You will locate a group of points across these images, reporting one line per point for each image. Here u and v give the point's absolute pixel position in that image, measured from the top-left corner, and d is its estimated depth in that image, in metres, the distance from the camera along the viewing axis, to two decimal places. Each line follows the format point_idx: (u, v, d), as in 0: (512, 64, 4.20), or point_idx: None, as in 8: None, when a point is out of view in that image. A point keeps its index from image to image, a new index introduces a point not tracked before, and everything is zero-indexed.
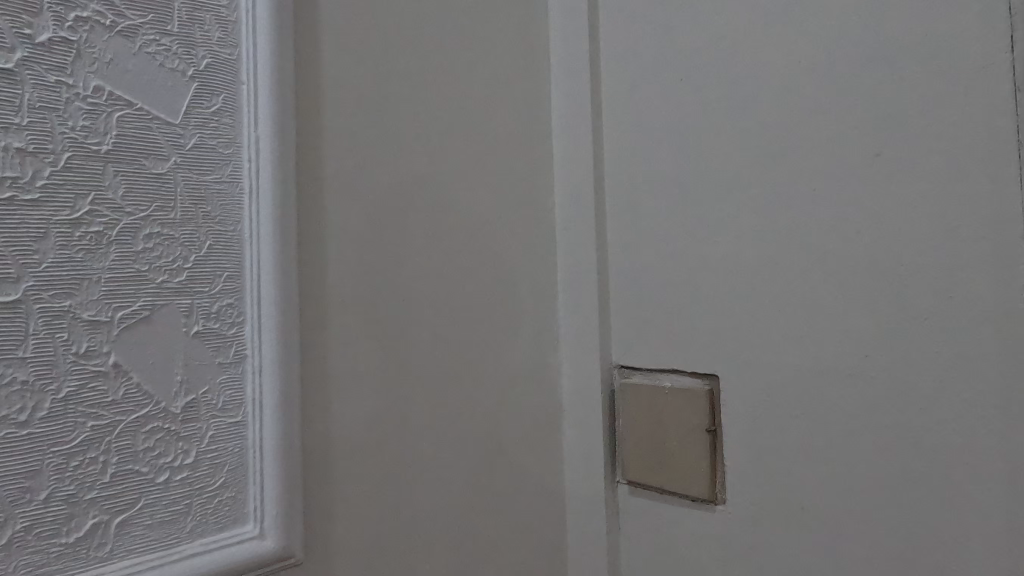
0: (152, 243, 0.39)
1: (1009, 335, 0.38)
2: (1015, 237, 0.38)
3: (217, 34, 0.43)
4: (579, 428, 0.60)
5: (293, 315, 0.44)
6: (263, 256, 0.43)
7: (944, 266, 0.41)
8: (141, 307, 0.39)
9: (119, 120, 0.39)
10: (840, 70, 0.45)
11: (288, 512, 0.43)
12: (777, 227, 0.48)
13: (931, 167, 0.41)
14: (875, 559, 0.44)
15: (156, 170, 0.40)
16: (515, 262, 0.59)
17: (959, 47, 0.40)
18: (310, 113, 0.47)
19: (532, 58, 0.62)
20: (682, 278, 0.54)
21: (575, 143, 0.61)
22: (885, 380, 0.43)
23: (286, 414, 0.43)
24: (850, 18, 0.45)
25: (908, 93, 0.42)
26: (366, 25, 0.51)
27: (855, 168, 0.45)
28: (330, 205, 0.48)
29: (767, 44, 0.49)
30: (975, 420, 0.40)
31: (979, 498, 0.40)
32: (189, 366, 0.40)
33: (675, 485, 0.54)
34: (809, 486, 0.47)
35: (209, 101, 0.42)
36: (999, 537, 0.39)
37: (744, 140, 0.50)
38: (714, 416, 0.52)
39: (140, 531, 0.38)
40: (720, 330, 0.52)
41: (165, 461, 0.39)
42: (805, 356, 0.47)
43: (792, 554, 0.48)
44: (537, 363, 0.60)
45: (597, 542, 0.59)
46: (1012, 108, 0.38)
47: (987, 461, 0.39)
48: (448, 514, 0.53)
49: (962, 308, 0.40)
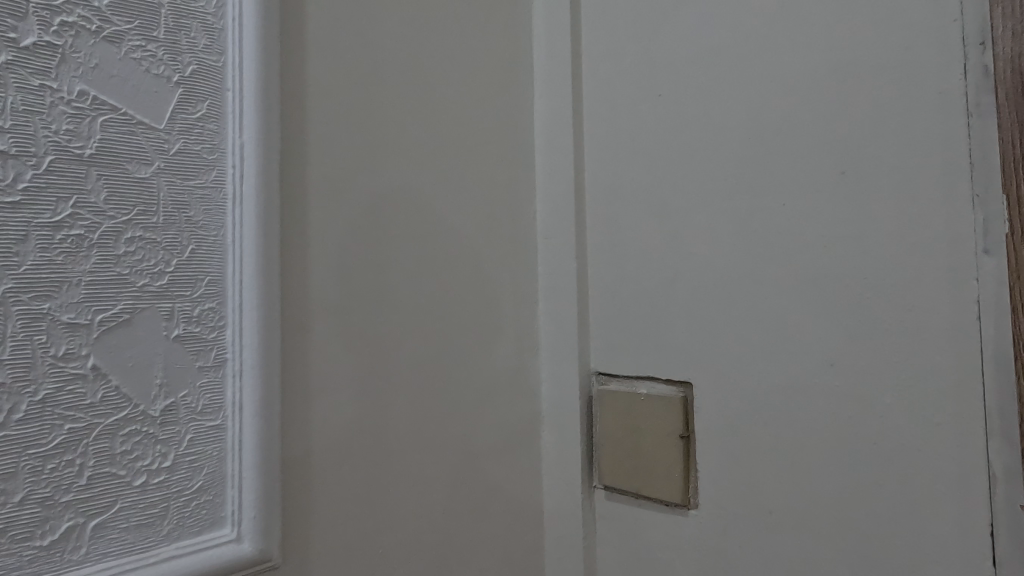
0: (133, 247, 0.40)
1: (965, 351, 0.40)
2: (973, 256, 0.39)
3: (203, 41, 0.43)
4: (557, 433, 0.61)
5: (274, 322, 0.44)
6: (246, 263, 0.44)
7: (904, 282, 0.42)
8: (122, 311, 0.39)
9: (103, 124, 0.39)
10: (812, 88, 0.46)
11: (267, 517, 0.44)
12: (748, 240, 0.49)
13: (892, 186, 0.42)
14: (836, 565, 0.45)
15: (139, 174, 0.40)
16: (496, 269, 0.60)
17: (919, 71, 0.41)
18: (295, 120, 0.47)
19: (517, 67, 0.63)
20: (658, 287, 0.55)
21: (558, 153, 0.62)
22: (849, 393, 0.44)
23: (265, 419, 0.44)
24: (820, 39, 0.46)
25: (872, 114, 0.43)
26: (351, 33, 0.51)
27: (821, 186, 0.46)
28: (313, 212, 0.48)
29: (741, 61, 0.50)
30: (931, 432, 0.41)
31: (933, 508, 0.41)
32: (168, 371, 0.41)
33: (649, 490, 0.55)
34: (775, 493, 0.48)
35: (195, 106, 0.43)
36: (951, 544, 0.40)
37: (717, 155, 0.51)
38: (688, 423, 0.53)
39: (116, 535, 0.38)
40: (693, 340, 0.53)
41: (142, 464, 0.39)
42: (774, 368, 0.48)
43: (758, 559, 0.49)
44: (517, 368, 0.61)
45: (573, 545, 0.60)
46: (965, 132, 0.40)
47: (941, 472, 0.41)
48: (426, 517, 0.54)
49: (919, 324, 0.41)
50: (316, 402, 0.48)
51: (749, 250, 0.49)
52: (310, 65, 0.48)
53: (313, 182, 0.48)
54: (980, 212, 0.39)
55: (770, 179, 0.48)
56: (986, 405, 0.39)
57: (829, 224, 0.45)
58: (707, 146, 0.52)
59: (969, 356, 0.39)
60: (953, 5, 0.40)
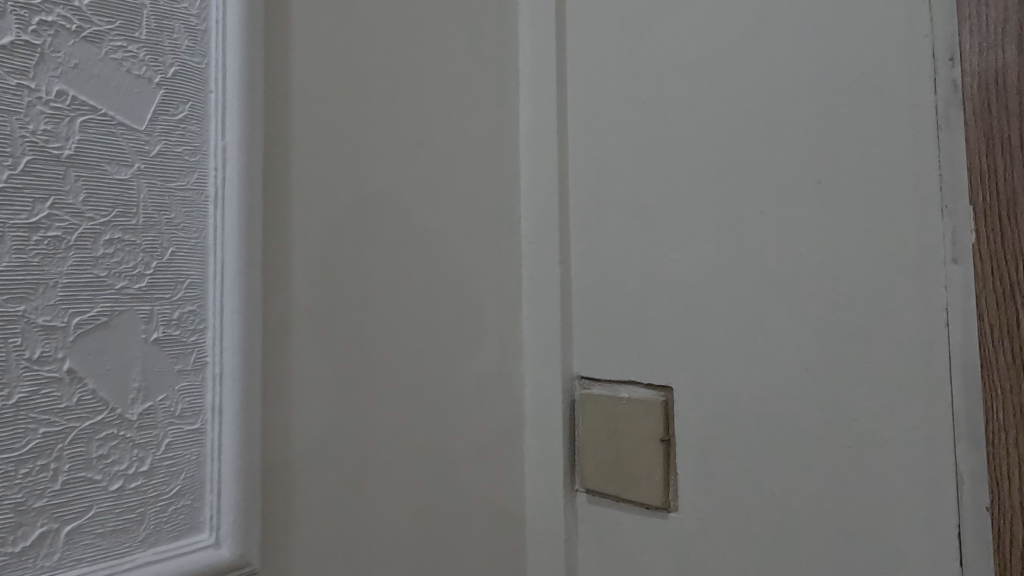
0: (112, 249, 0.39)
1: (934, 358, 0.41)
2: (942, 265, 0.40)
3: (186, 42, 0.43)
4: (540, 436, 0.62)
5: (255, 325, 0.44)
6: (227, 265, 0.43)
7: (876, 290, 0.43)
8: (99, 313, 0.39)
9: (83, 125, 0.39)
10: (789, 99, 0.47)
11: (246, 521, 0.43)
12: (727, 246, 0.50)
13: (865, 196, 0.44)
14: (811, 566, 0.46)
15: (119, 176, 0.40)
16: (479, 272, 0.61)
17: (890, 85, 0.43)
18: (278, 123, 0.47)
19: (503, 74, 0.64)
20: (640, 292, 0.56)
21: (543, 158, 0.62)
22: (825, 398, 0.45)
23: (245, 423, 0.43)
24: (796, 52, 0.47)
25: (846, 126, 0.44)
26: (335, 37, 0.51)
27: (798, 194, 0.47)
28: (297, 215, 0.48)
29: (721, 72, 0.51)
30: (902, 436, 0.42)
31: (903, 510, 0.42)
32: (147, 374, 0.40)
33: (630, 492, 0.55)
34: (753, 495, 0.49)
35: (176, 108, 0.42)
36: (921, 545, 0.41)
37: (697, 163, 0.52)
38: (668, 427, 0.54)
39: (91, 540, 0.38)
40: (673, 344, 0.53)
41: (119, 468, 0.39)
42: (752, 372, 0.49)
43: (736, 561, 0.50)
44: (501, 372, 0.62)
45: (555, 547, 0.60)
46: (935, 145, 0.41)
47: (912, 474, 0.41)
48: (407, 520, 0.54)
49: (891, 331, 0.42)
50: (297, 405, 0.48)
51: (728, 256, 0.50)
52: (293, 69, 0.48)
53: (296, 185, 0.48)
54: (949, 222, 0.40)
55: (748, 187, 0.49)
56: (954, 409, 0.40)
57: (805, 232, 0.46)
58: (688, 154, 0.53)
59: (938, 362, 0.40)
60: (924, 21, 0.41)
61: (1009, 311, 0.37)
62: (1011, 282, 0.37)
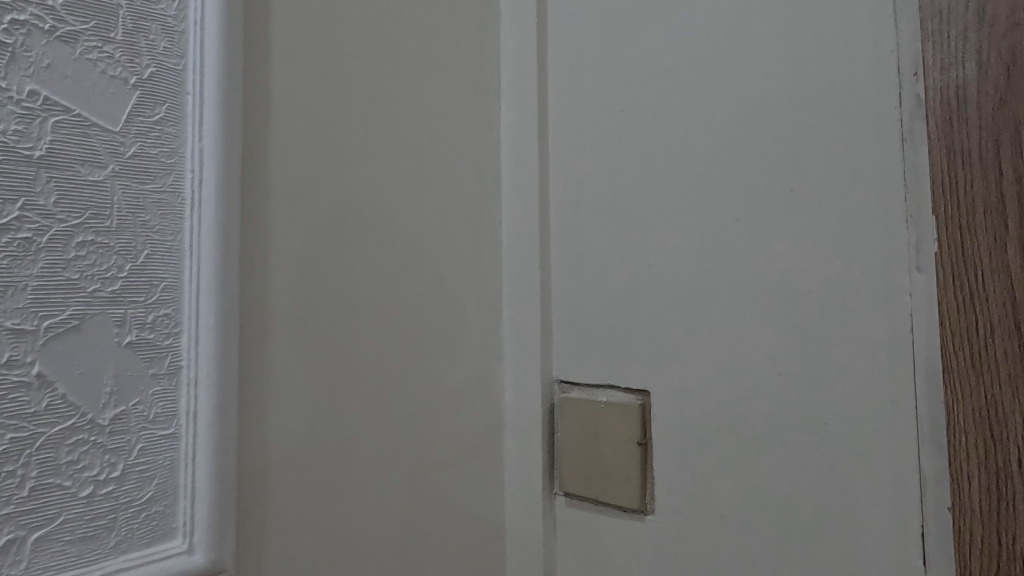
0: (85, 251, 0.39)
1: (899, 363, 0.42)
2: (907, 273, 0.42)
3: (163, 43, 0.43)
4: (520, 439, 0.62)
5: (232, 328, 0.44)
6: (203, 269, 0.43)
7: (844, 296, 0.44)
8: (71, 316, 0.38)
9: (55, 126, 0.38)
10: (761, 110, 0.48)
11: (220, 527, 0.43)
12: (702, 253, 0.51)
13: (835, 205, 0.45)
14: (781, 566, 0.47)
15: (92, 177, 0.39)
16: (459, 276, 0.61)
17: (858, 98, 0.44)
18: (257, 125, 0.47)
19: (484, 80, 0.64)
20: (618, 298, 0.56)
21: (523, 164, 0.63)
22: (796, 402, 0.46)
23: (221, 428, 0.43)
24: (769, 64, 0.48)
25: (816, 137, 0.46)
26: (315, 40, 0.51)
27: (771, 202, 0.48)
28: (275, 218, 0.48)
29: (697, 82, 0.52)
30: (869, 440, 0.43)
31: (870, 510, 0.43)
32: (120, 378, 0.40)
33: (607, 495, 0.56)
34: (727, 497, 0.50)
35: (153, 109, 0.42)
36: (886, 545, 0.42)
37: (674, 171, 0.53)
38: (645, 430, 0.55)
39: (60, 547, 0.37)
40: (651, 348, 0.54)
41: (89, 474, 0.38)
42: (726, 376, 0.50)
43: (710, 562, 0.50)
44: (480, 376, 0.62)
45: (534, 550, 0.61)
46: (901, 156, 0.42)
47: (878, 476, 0.43)
48: (384, 524, 0.54)
49: (858, 337, 0.44)
50: (273, 409, 0.47)
51: (704, 262, 0.51)
52: (273, 72, 0.48)
53: (275, 188, 0.48)
54: (914, 232, 0.41)
55: (723, 195, 0.50)
56: (918, 413, 0.41)
57: (777, 239, 0.47)
58: (666, 162, 0.53)
59: (903, 367, 0.42)
60: (890, 37, 0.43)
61: (968, 319, 0.38)
62: (970, 292, 0.38)
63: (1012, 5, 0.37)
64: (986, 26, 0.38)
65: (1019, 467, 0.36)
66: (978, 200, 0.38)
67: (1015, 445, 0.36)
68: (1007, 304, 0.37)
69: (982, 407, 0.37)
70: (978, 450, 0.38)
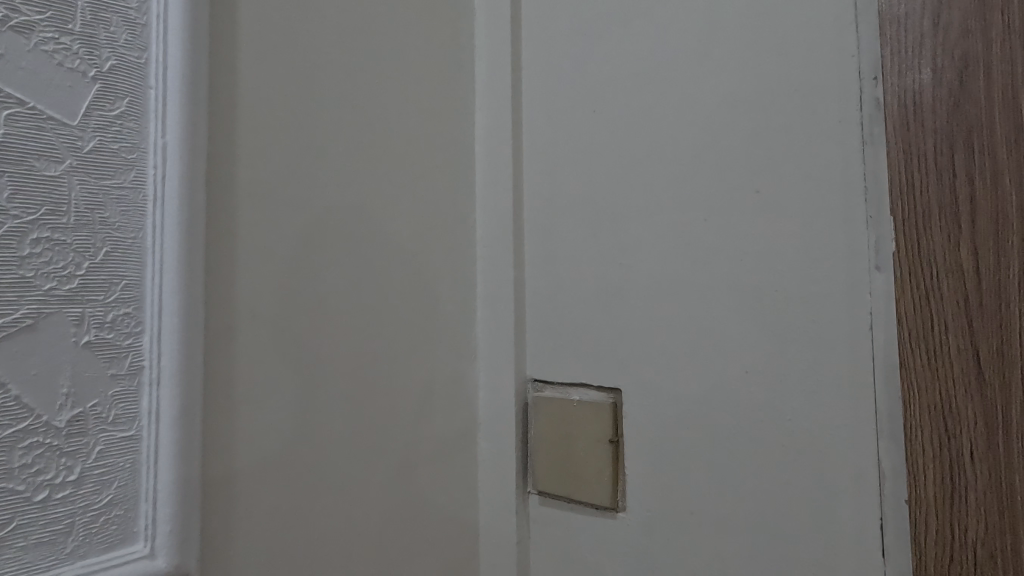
0: (40, 248, 0.38)
1: (859, 360, 0.43)
2: (867, 272, 0.43)
3: (124, 36, 0.41)
4: (493, 439, 0.62)
5: (196, 328, 0.43)
6: (166, 267, 0.42)
7: (808, 295, 0.45)
8: (24, 315, 0.37)
9: (9, 119, 0.37)
10: (729, 112, 0.49)
11: (184, 530, 0.42)
12: (672, 253, 0.52)
13: (799, 206, 0.46)
14: (748, 560, 0.48)
15: (48, 172, 0.38)
16: (433, 275, 0.61)
17: (822, 102, 0.45)
18: (224, 120, 0.46)
19: (459, 79, 0.64)
20: (590, 296, 0.57)
21: (498, 163, 0.63)
22: (763, 399, 0.47)
23: (185, 430, 0.42)
24: (735, 67, 0.49)
25: (781, 140, 0.47)
26: (285, 36, 0.50)
27: (738, 203, 0.49)
28: (243, 216, 0.47)
29: (666, 83, 0.53)
30: (831, 436, 0.44)
31: (833, 503, 0.44)
32: (77, 379, 0.39)
33: (580, 493, 0.56)
34: (696, 492, 0.50)
35: (113, 103, 0.41)
36: (848, 536, 0.43)
37: (645, 172, 0.53)
38: (616, 428, 0.55)
39: (12, 552, 0.36)
40: (621, 346, 0.55)
41: (44, 478, 0.37)
42: (695, 374, 0.50)
43: (679, 557, 0.51)
44: (454, 375, 0.62)
45: (507, 549, 0.60)
46: (862, 159, 0.43)
47: (840, 470, 0.44)
48: (355, 524, 0.54)
49: (821, 335, 0.44)
50: (240, 409, 0.46)
51: (673, 262, 0.52)
52: (240, 67, 0.47)
53: (243, 184, 0.47)
54: (873, 232, 0.42)
55: (691, 196, 0.51)
56: (878, 408, 0.42)
57: (744, 239, 0.48)
58: (637, 163, 0.54)
59: (863, 364, 0.43)
60: (851, 41, 0.44)
61: (923, 317, 0.39)
62: (926, 290, 0.39)
63: (964, 12, 0.38)
64: (940, 34, 0.39)
65: (971, 459, 0.38)
66: (934, 202, 0.39)
67: (968, 439, 0.38)
68: (960, 302, 0.38)
69: (937, 402, 0.39)
70: (933, 444, 0.39)
